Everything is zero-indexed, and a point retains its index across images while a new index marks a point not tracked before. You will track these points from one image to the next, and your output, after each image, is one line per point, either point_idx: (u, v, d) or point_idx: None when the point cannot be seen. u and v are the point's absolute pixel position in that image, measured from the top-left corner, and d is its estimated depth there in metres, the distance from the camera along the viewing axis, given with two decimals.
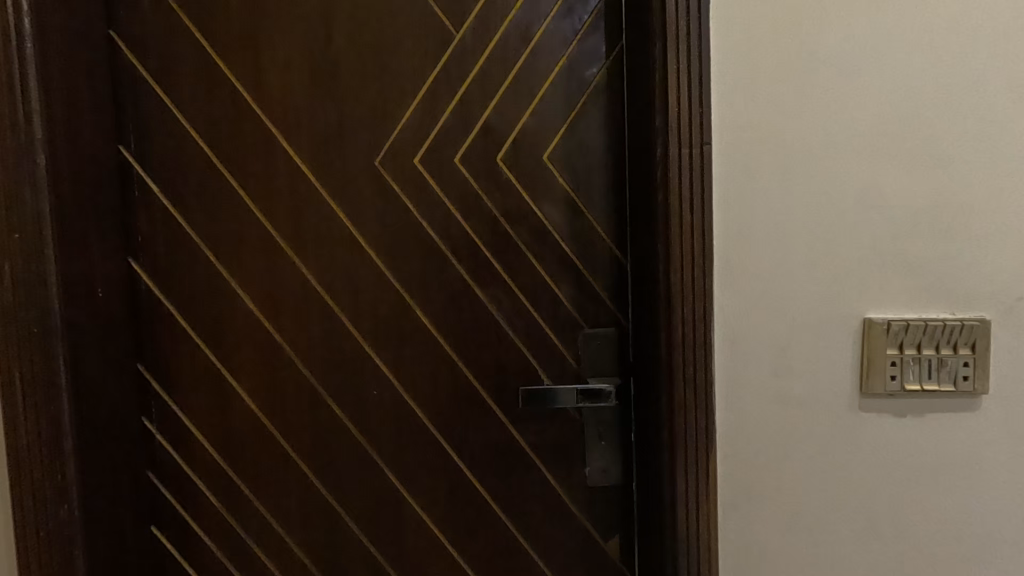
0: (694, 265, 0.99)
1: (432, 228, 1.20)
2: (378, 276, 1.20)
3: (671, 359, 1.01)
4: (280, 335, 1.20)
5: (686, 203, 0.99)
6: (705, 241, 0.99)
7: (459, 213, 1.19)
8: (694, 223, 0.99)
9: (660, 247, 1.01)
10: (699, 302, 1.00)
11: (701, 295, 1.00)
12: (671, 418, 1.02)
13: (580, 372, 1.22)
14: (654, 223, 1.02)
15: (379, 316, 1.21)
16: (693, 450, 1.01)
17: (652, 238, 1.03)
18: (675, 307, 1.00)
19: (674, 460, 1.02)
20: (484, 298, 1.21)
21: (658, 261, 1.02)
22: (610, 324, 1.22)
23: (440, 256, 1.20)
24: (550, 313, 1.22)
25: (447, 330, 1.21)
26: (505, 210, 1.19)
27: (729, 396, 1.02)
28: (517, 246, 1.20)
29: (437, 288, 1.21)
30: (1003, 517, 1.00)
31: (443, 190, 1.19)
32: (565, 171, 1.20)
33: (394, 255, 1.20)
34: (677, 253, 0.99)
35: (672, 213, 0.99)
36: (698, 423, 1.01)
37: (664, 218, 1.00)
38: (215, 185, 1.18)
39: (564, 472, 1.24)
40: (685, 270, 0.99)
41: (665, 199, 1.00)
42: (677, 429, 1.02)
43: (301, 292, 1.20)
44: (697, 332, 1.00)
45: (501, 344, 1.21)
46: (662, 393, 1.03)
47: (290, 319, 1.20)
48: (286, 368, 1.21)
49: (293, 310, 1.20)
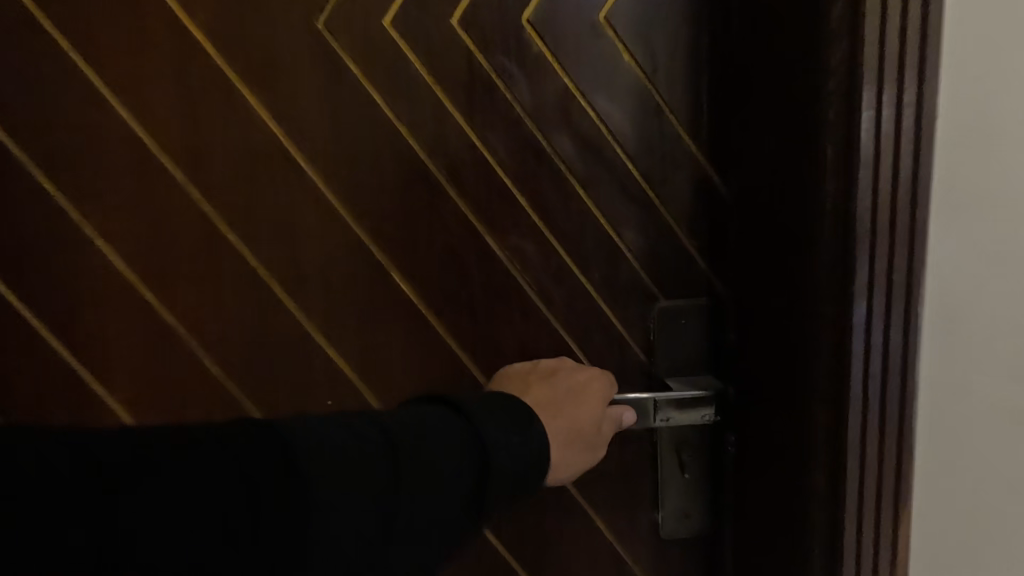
0: (894, 184, 0.57)
1: (416, 137, 0.73)
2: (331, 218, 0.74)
3: (843, 352, 0.60)
4: (172, 317, 0.74)
5: (890, 76, 0.56)
6: (914, 146, 0.56)
7: (458, 112, 0.73)
8: (901, 114, 0.56)
9: (830, 160, 0.58)
10: (902, 254, 0.58)
11: (904, 242, 0.58)
12: (839, 446, 0.62)
13: (652, 372, 0.79)
14: (817, 119, 0.59)
15: (334, 282, 0.75)
16: (874, 496, 0.62)
17: (810, 146, 0.60)
18: (856, 262, 0.58)
19: (841, 514, 0.63)
20: (503, 251, 0.76)
21: (822, 185, 0.59)
22: (697, 292, 0.79)
23: (432, 183, 0.74)
24: (603, 275, 0.77)
25: (443, 302, 0.77)
26: (532, 110, 0.74)
27: (934, 409, 0.61)
28: (552, 166, 0.75)
29: (429, 237, 0.75)
30: None
31: (431, 73, 0.72)
32: (634, 44, 0.74)
33: (358, 183, 0.74)
34: (868, 167, 0.57)
35: (863, 94, 0.56)
36: (882, 454, 0.61)
37: (847, 102, 0.57)
38: (37, 59, 0.69)
39: (624, 517, 0.81)
40: (882, 200, 0.57)
41: (854, 68, 0.56)
42: (848, 468, 0.62)
43: (205, 246, 0.73)
44: (892, 308, 0.59)
45: (527, 324, 0.77)
46: (822, 411, 0.62)
47: (189, 290, 0.74)
48: (184, 368, 0.75)
49: (191, 276, 0.74)
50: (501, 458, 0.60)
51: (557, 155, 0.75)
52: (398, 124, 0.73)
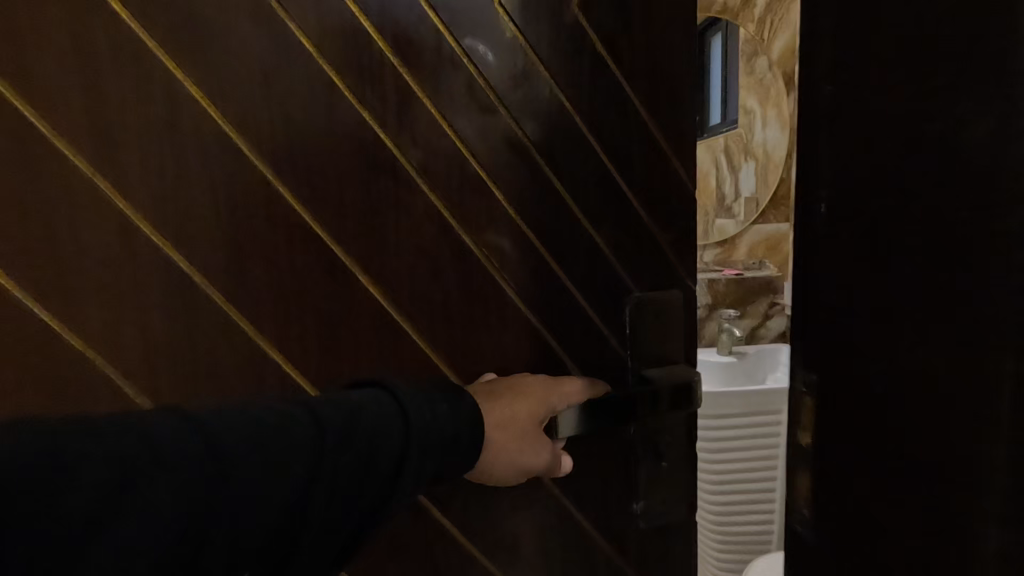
0: None
1: (379, 123, 0.67)
2: (282, 214, 0.65)
3: None
4: (80, 341, 0.60)
5: None
6: None
7: (428, 97, 0.68)
8: None
9: None
10: None
11: None
12: None
13: (636, 372, 0.80)
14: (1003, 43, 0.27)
15: (292, 287, 0.66)
16: None
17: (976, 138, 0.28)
18: None
19: None
20: (480, 249, 0.72)
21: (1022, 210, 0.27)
22: (669, 284, 0.80)
23: (397, 174, 0.68)
24: (581, 271, 0.76)
25: (415, 305, 0.71)
26: (508, 97, 0.70)
27: None
28: (528, 157, 0.72)
29: (396, 233, 0.69)
30: None
31: (400, 55, 0.66)
32: (611, 34, 0.72)
33: (313, 174, 0.65)
34: None
35: None
36: None
37: None
38: None
39: (598, 506, 0.83)
40: None
41: None
42: None
43: (125, 253, 0.60)
44: None
45: (502, 323, 0.74)
46: None
47: (100, 308, 0.60)
48: (98, 403, 0.61)
49: (103, 288, 0.60)
50: (446, 451, 0.57)
51: (534, 147, 0.72)
52: (361, 107, 0.66)
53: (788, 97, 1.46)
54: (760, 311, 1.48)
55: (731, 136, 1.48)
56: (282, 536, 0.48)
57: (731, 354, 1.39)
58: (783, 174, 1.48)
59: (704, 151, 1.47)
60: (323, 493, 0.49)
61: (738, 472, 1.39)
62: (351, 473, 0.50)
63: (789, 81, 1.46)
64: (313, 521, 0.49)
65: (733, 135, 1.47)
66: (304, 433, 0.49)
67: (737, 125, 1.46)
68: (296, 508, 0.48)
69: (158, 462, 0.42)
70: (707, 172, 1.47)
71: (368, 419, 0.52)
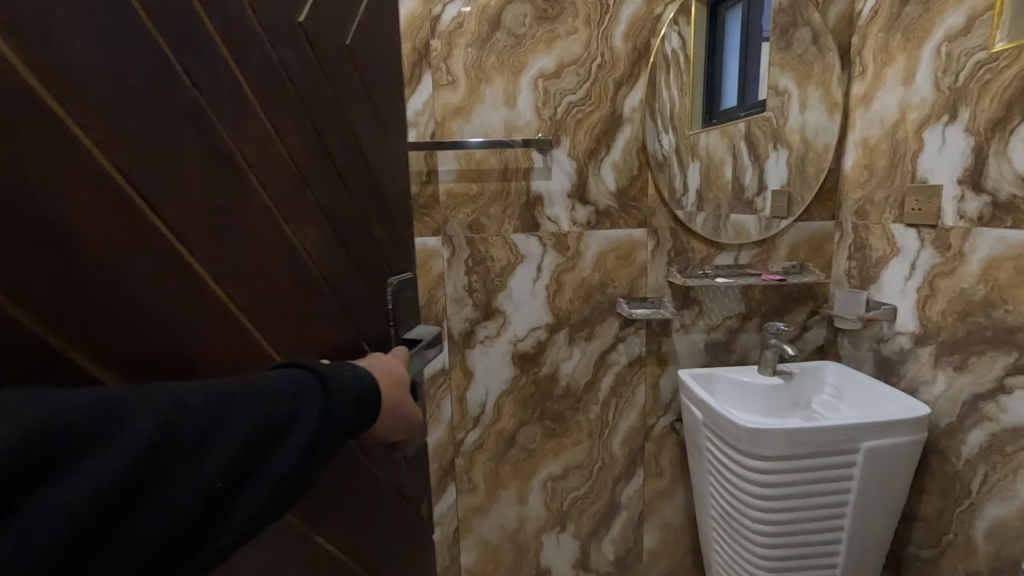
0: None
1: (212, 102, 0.34)
2: (110, 186, 0.28)
3: None
4: None
5: None
6: None
7: (242, 72, 0.37)
8: None
9: None
10: None
11: None
12: None
13: (388, 341, 0.59)
14: None
15: (140, 328, 0.29)
16: None
17: None
18: None
19: None
20: (308, 261, 0.44)
21: None
22: (405, 264, 0.65)
23: (238, 169, 0.36)
24: (364, 265, 0.53)
25: (291, 339, 0.42)
26: (306, 90, 0.44)
27: None
28: (325, 163, 0.46)
29: (247, 245, 0.37)
30: (879, 484, 0.88)
31: (229, 39, 0.35)
32: (364, 21, 0.54)
33: (158, 136, 0.30)
34: None
35: None
36: None
37: None
38: None
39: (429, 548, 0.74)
40: None
41: None
42: None
43: None
44: None
45: (351, 356, 0.51)
46: None
47: None
48: None
49: None
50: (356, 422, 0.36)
51: (329, 147, 0.47)
52: (172, 56, 0.31)
53: (842, 74, 1.12)
54: (800, 322, 1.19)
55: (756, 120, 1.12)
56: (202, 531, 0.29)
57: (772, 374, 1.08)
58: (828, 165, 1.14)
59: (714, 136, 1.12)
60: (272, 469, 0.30)
61: (735, 532, 0.95)
62: (306, 439, 0.32)
63: (844, 54, 1.11)
64: (234, 513, 0.29)
65: (760, 120, 1.12)
66: (223, 392, 0.29)
67: (766, 106, 1.11)
68: (224, 491, 0.29)
69: (110, 422, 0.25)
70: (719, 160, 1.13)
71: (288, 383, 0.33)
